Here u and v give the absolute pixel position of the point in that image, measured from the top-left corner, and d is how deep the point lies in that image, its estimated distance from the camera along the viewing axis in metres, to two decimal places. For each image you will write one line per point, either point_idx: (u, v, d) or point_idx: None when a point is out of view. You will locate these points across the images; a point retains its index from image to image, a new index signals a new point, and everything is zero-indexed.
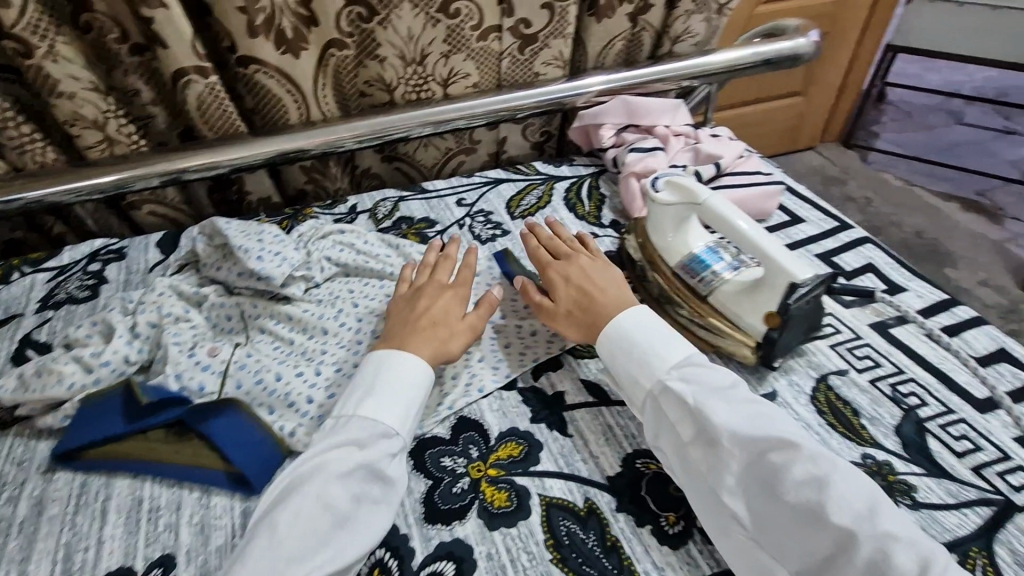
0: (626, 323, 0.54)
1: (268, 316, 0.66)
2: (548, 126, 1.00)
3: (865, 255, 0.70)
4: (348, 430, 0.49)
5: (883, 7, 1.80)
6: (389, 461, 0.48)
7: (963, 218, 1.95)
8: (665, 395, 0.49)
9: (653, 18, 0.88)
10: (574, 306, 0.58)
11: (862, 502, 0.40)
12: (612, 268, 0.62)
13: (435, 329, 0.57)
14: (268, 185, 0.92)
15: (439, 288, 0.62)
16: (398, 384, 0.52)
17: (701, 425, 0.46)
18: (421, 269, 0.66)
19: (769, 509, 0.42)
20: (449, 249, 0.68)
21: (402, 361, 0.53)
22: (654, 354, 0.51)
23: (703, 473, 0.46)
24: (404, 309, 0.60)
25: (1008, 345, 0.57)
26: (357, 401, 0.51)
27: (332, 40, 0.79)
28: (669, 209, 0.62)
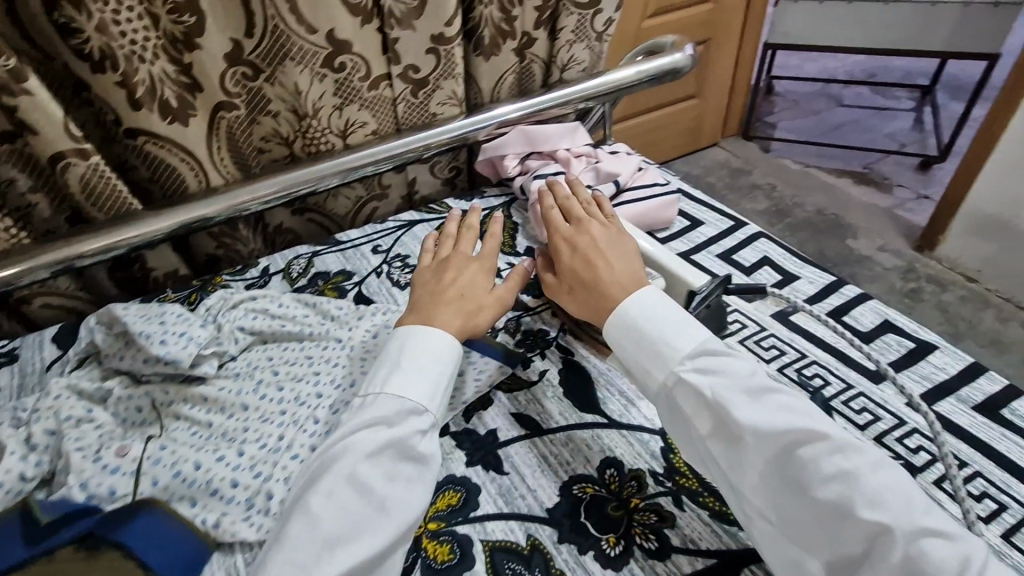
0: (633, 305, 0.53)
1: (182, 401, 0.63)
2: (455, 161, 1.01)
3: (760, 249, 0.75)
4: (380, 405, 0.51)
5: (754, 12, 1.97)
6: (419, 437, 0.50)
7: (856, 192, 2.12)
8: (680, 388, 0.49)
9: (538, 50, 0.92)
10: (580, 286, 0.58)
11: (893, 495, 0.41)
12: (625, 243, 0.61)
13: (459, 302, 0.60)
14: (173, 259, 0.88)
15: (463, 260, 0.65)
16: (423, 358, 0.54)
17: (721, 419, 0.46)
18: (443, 241, 0.69)
19: (796, 503, 0.43)
20: (471, 222, 0.70)
21: (432, 333, 0.55)
22: (665, 343, 0.50)
23: (725, 468, 0.47)
24: (431, 281, 0.63)
25: (891, 318, 0.63)
26: (386, 376, 0.53)
27: (220, 102, 0.76)
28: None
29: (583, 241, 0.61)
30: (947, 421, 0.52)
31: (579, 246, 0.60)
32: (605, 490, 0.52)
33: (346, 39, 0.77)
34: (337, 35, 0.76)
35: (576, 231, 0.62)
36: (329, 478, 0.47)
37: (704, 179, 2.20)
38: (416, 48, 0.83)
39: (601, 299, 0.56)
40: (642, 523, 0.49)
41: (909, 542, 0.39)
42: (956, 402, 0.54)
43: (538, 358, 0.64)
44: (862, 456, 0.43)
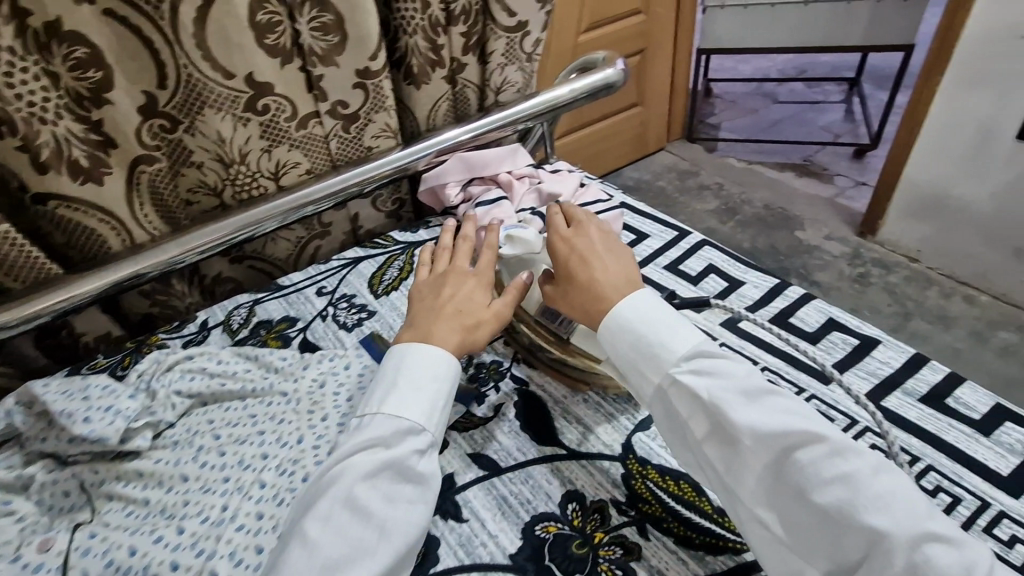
0: (627, 308, 0.53)
1: (114, 479, 0.58)
2: (398, 192, 0.99)
3: (705, 257, 0.75)
4: (378, 424, 0.51)
5: (683, 21, 2.04)
6: (417, 457, 0.50)
7: (799, 184, 2.19)
8: (674, 388, 0.49)
9: (469, 75, 0.92)
10: (573, 286, 0.57)
11: (893, 498, 0.40)
12: (619, 246, 0.59)
13: (458, 316, 0.58)
14: (102, 322, 0.82)
15: (458, 271, 0.63)
16: (421, 376, 0.53)
17: (717, 421, 0.46)
18: (439, 252, 0.67)
19: (795, 507, 0.43)
20: (468, 233, 0.68)
21: (430, 350, 0.55)
22: (661, 345, 0.50)
23: (723, 472, 0.46)
24: (428, 295, 0.61)
25: (835, 315, 0.64)
26: (383, 395, 0.53)
27: (139, 156, 0.72)
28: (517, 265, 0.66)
29: (578, 242, 0.59)
30: (896, 416, 0.53)
31: (575, 245, 0.59)
32: (568, 526, 0.50)
33: (267, 82, 0.75)
34: (257, 77, 0.74)
35: (572, 231, 0.61)
36: (327, 502, 0.46)
37: (654, 184, 2.24)
38: (343, 84, 0.81)
39: (596, 301, 0.55)
40: (607, 558, 0.48)
41: (909, 550, 0.39)
42: (903, 396, 0.55)
43: (493, 392, 0.62)
44: (861, 459, 0.42)
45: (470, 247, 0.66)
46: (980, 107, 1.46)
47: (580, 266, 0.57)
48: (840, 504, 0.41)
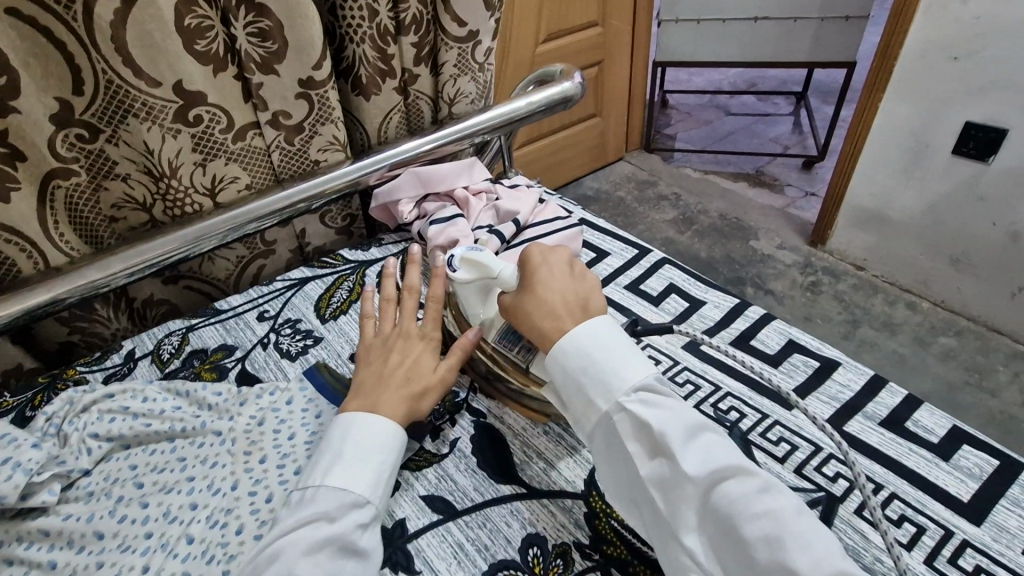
0: (582, 331, 0.49)
1: (14, 541, 0.51)
2: (348, 208, 0.94)
3: (665, 276, 0.74)
4: (319, 498, 0.47)
5: (640, 33, 2.06)
6: (360, 533, 0.46)
7: (752, 195, 2.25)
8: (622, 417, 0.46)
9: (422, 86, 0.88)
10: (531, 299, 0.53)
11: (816, 536, 0.40)
12: (591, 271, 0.56)
13: (405, 383, 0.55)
14: (12, 354, 0.74)
15: (406, 332, 0.60)
16: (367, 446, 0.49)
17: (662, 450, 0.44)
18: (384, 307, 0.63)
19: (727, 542, 0.41)
20: (411, 282, 0.64)
21: (375, 424, 0.51)
22: (611, 372, 0.47)
23: (659, 508, 0.44)
24: (373, 359, 0.58)
25: (795, 336, 0.63)
26: (326, 466, 0.48)
27: (52, 170, 0.65)
28: (470, 286, 0.59)
29: (550, 258, 0.56)
30: (858, 442, 0.52)
31: (547, 261, 0.55)
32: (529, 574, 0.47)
33: (198, 91, 0.69)
34: (187, 86, 0.68)
35: (548, 247, 0.57)
36: None
37: (614, 194, 2.25)
38: (285, 93, 0.75)
39: (550, 320, 0.51)
40: None
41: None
42: (864, 420, 0.54)
43: (449, 426, 0.59)
44: (788, 496, 0.41)
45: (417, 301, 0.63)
46: (916, 125, 1.53)
47: (541, 281, 0.54)
48: (768, 540, 0.39)
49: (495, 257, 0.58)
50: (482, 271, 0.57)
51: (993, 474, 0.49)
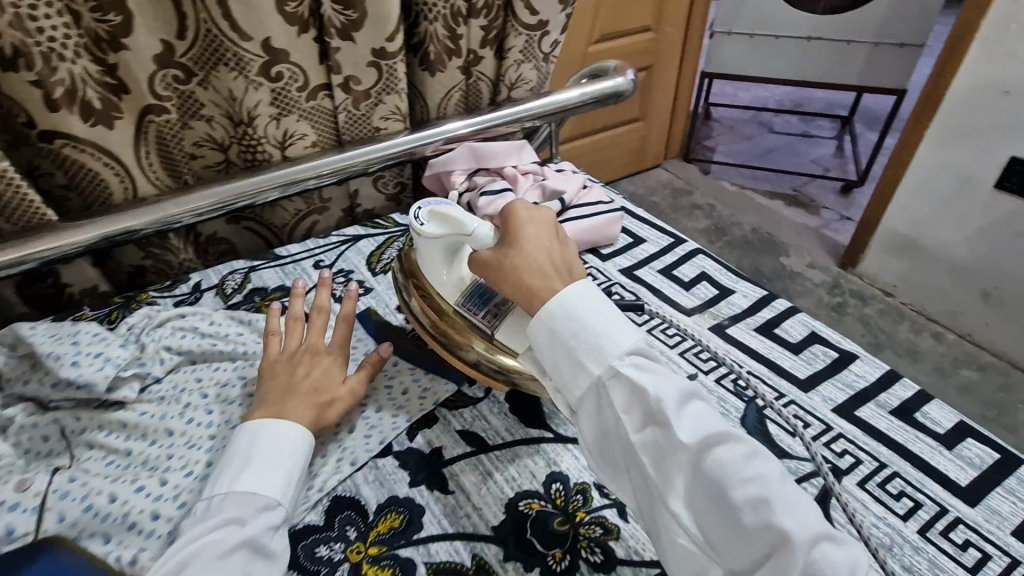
0: (570, 293, 0.49)
1: (96, 428, 0.57)
2: (401, 176, 0.99)
3: (698, 264, 0.78)
4: (227, 507, 0.46)
5: (692, 42, 2.08)
6: (271, 535, 0.46)
7: (786, 212, 2.26)
8: (615, 382, 0.45)
9: (485, 69, 0.94)
10: (518, 258, 0.52)
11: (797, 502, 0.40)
12: (571, 237, 0.57)
13: (309, 399, 0.55)
14: (91, 274, 0.81)
15: (313, 348, 0.59)
16: (277, 450, 0.50)
17: (655, 414, 0.43)
18: (290, 323, 0.61)
19: (716, 505, 0.41)
20: (319, 299, 0.63)
21: (282, 434, 0.51)
22: (604, 337, 0.47)
23: (649, 472, 0.43)
24: (277, 374, 0.56)
25: (818, 328, 0.67)
26: (233, 475, 0.48)
27: (149, 106, 0.73)
28: (435, 243, 0.60)
29: (534, 217, 0.55)
30: (868, 427, 0.56)
31: (531, 220, 0.54)
32: (551, 505, 0.51)
33: (282, 49, 0.75)
34: (274, 43, 0.74)
35: (531, 206, 0.56)
36: None
37: (648, 199, 2.27)
38: (358, 60, 0.80)
39: (539, 280, 0.50)
40: (587, 536, 0.49)
41: (809, 549, 0.38)
42: (875, 407, 0.58)
43: None
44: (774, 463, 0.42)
45: (325, 318, 0.62)
46: (959, 156, 1.53)
47: (528, 240, 0.53)
48: (755, 504, 0.40)
49: (464, 213, 0.59)
50: (452, 226, 0.59)
51: (993, 465, 0.52)
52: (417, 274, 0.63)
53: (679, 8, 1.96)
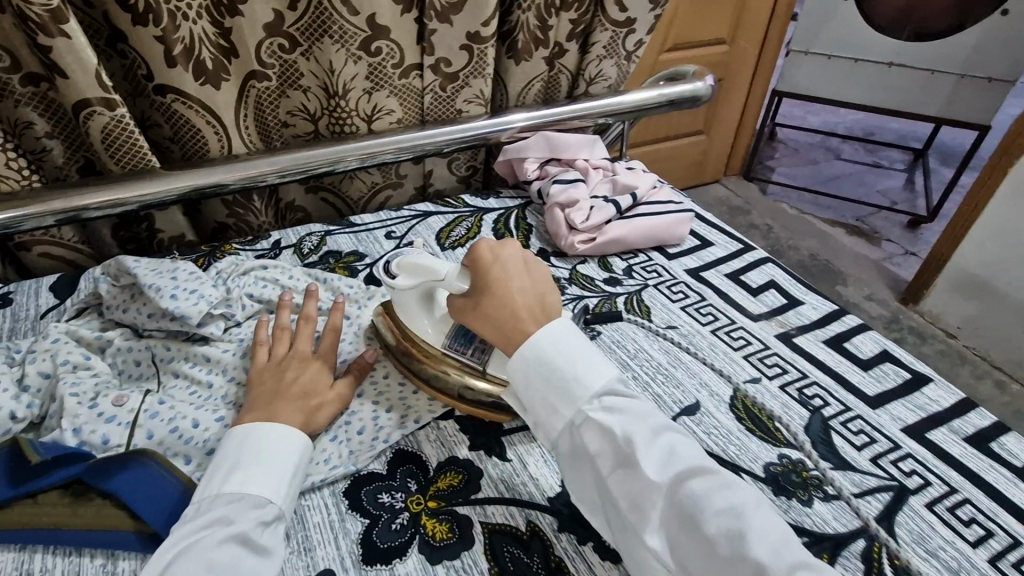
0: (546, 335, 0.50)
1: (183, 359, 0.61)
2: (474, 160, 1.02)
3: (767, 272, 0.77)
4: (215, 507, 0.44)
5: (767, 58, 2.04)
6: (262, 531, 0.44)
7: (847, 241, 2.18)
8: (587, 425, 0.46)
9: (567, 61, 0.95)
10: (493, 300, 0.53)
11: (772, 530, 0.40)
12: (542, 267, 0.57)
13: (301, 402, 0.53)
14: (181, 223, 0.85)
15: (302, 356, 0.57)
16: (269, 450, 0.48)
17: (622, 454, 0.44)
18: (276, 335, 0.60)
19: (691, 538, 0.40)
20: (308, 308, 0.62)
21: (274, 435, 0.48)
22: (575, 378, 0.48)
23: (624, 510, 0.43)
24: (264, 381, 0.54)
25: (890, 348, 0.65)
26: (221, 478, 0.46)
27: (253, 72, 0.78)
28: (410, 291, 0.59)
29: (502, 256, 0.55)
30: (940, 450, 0.54)
31: (500, 259, 0.55)
32: None
33: (385, 25, 0.78)
34: (378, 19, 0.77)
35: (500, 244, 0.57)
36: None
37: None
38: (451, 43, 0.83)
39: (513, 324, 0.51)
40: None
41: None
42: (949, 432, 0.56)
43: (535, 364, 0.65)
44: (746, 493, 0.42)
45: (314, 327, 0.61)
46: None
47: (501, 280, 0.53)
48: (729, 535, 0.39)
49: (435, 260, 0.58)
50: (424, 275, 0.58)
51: None
52: (396, 315, 0.62)
53: (757, 22, 1.92)
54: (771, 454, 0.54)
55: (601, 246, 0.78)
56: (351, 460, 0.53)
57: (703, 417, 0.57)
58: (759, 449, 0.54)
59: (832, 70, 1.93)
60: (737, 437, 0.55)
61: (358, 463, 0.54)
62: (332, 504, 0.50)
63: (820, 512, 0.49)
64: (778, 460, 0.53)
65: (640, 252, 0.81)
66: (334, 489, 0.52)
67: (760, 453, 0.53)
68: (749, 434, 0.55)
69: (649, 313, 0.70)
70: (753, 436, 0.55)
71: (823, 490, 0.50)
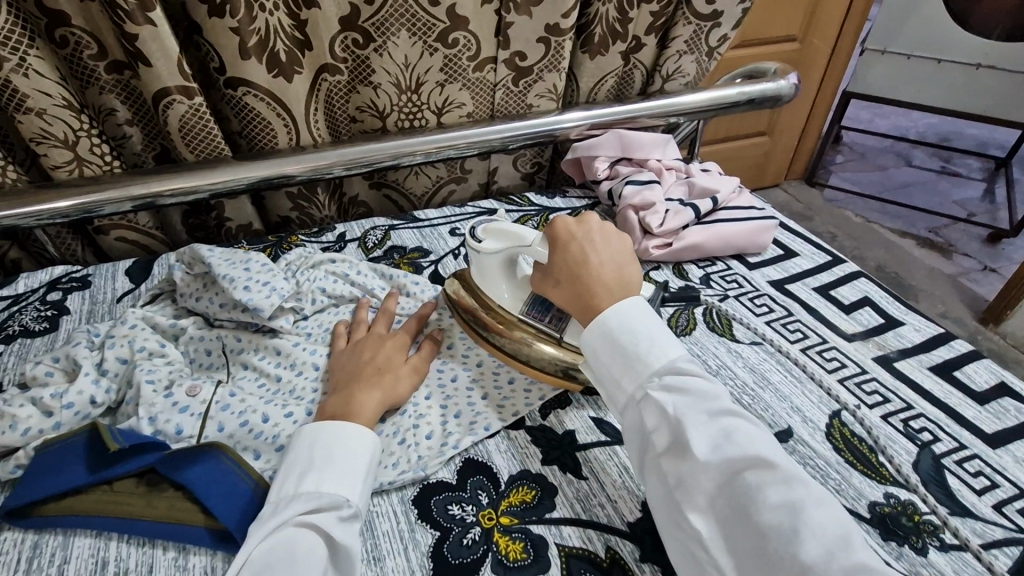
0: (616, 308, 0.48)
1: (253, 350, 0.61)
2: (539, 157, 0.99)
3: (860, 288, 0.71)
4: (293, 505, 0.43)
5: (840, 57, 1.92)
6: (340, 527, 0.42)
7: (918, 253, 2.05)
8: (645, 402, 0.44)
9: (644, 56, 0.91)
10: (566, 275, 0.53)
11: (835, 532, 0.35)
12: (623, 241, 0.55)
13: (377, 381, 0.54)
14: (249, 212, 0.85)
15: (378, 337, 0.59)
16: (343, 447, 0.46)
17: (675, 435, 0.41)
18: (355, 326, 0.62)
19: (738, 532, 0.37)
20: (387, 304, 0.64)
21: (344, 430, 0.47)
22: (635, 353, 0.45)
23: (673, 486, 0.41)
24: (344, 364, 0.56)
25: (1008, 380, 0.59)
26: (297, 476, 0.45)
27: (326, 65, 0.77)
28: (494, 256, 0.61)
29: (581, 232, 0.55)
30: None
31: (575, 233, 0.54)
32: None
33: (464, 16, 0.76)
34: (457, 10, 0.75)
35: (575, 219, 0.56)
36: None
37: None
38: (528, 35, 0.80)
39: (589, 297, 0.50)
40: None
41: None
42: None
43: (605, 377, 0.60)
44: (808, 486, 0.37)
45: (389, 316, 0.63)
46: None
47: (573, 255, 0.53)
48: (778, 532, 0.35)
49: (520, 227, 0.60)
50: (511, 239, 0.60)
51: None
52: (472, 286, 0.63)
53: (833, 18, 1.81)
54: (876, 492, 0.49)
55: (677, 252, 0.74)
56: (420, 465, 0.52)
57: (797, 445, 0.52)
58: (863, 485, 0.49)
59: (911, 69, 1.76)
60: (836, 469, 0.50)
61: (427, 469, 0.52)
62: (400, 512, 0.49)
63: (937, 563, 0.44)
64: (885, 500, 0.48)
65: (718, 259, 0.76)
66: (403, 495, 0.50)
67: (865, 491, 0.48)
68: (850, 468, 0.50)
69: (731, 326, 0.65)
70: (855, 470, 0.50)
71: (940, 538, 0.45)
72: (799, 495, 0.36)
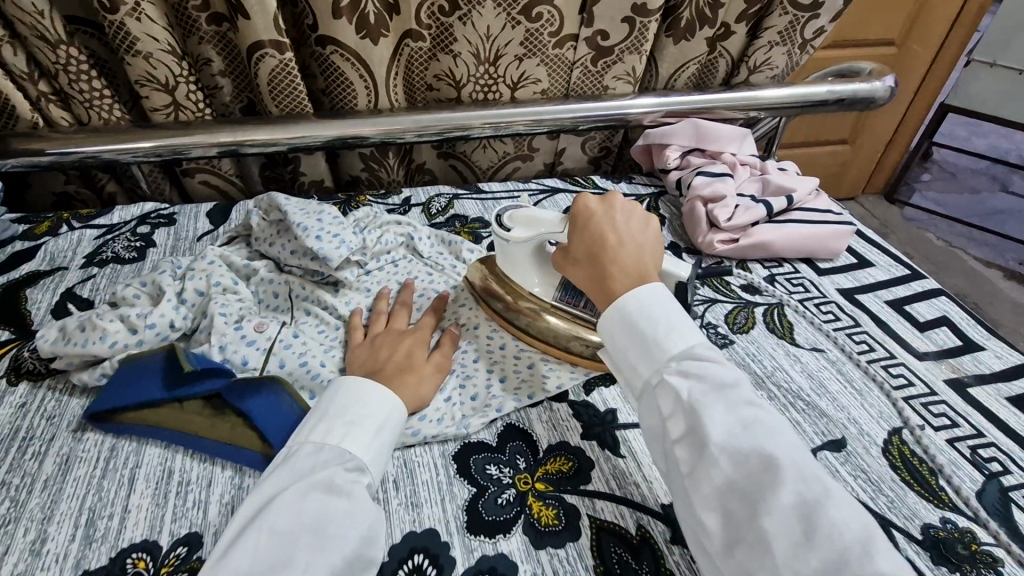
0: (637, 295, 0.46)
1: (317, 298, 0.63)
2: (608, 141, 0.98)
3: (939, 307, 0.67)
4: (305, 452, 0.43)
5: (942, 66, 1.78)
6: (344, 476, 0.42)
7: (1004, 285, 1.89)
8: (661, 388, 0.42)
9: (732, 45, 0.88)
10: (584, 253, 0.51)
11: (847, 536, 0.34)
12: (644, 223, 0.53)
13: (402, 380, 0.50)
14: (323, 169, 0.88)
15: (395, 334, 0.56)
16: (360, 401, 0.46)
17: (692, 422, 0.39)
18: (374, 318, 0.59)
19: (742, 530, 0.35)
20: (403, 295, 0.62)
21: (370, 392, 0.47)
22: (653, 340, 0.44)
23: (685, 474, 0.39)
24: (362, 358, 0.53)
25: None
26: (311, 424, 0.45)
27: (410, 30, 0.78)
28: (522, 245, 0.59)
29: (605, 211, 0.52)
30: None
31: (594, 213, 0.52)
32: None
33: None
34: None
35: (598, 198, 0.54)
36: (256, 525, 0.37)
37: None
38: (614, 14, 0.79)
39: (611, 280, 0.48)
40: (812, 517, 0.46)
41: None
42: None
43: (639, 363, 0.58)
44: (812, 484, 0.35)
45: (406, 312, 0.60)
46: None
47: (594, 232, 0.51)
48: (784, 536, 0.34)
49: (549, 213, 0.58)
50: (540, 228, 0.58)
51: None
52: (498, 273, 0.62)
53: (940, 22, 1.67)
54: (932, 515, 0.46)
55: (742, 248, 0.71)
56: (464, 423, 0.53)
57: (849, 456, 0.50)
58: (919, 507, 0.47)
59: None
60: (890, 486, 0.48)
61: (469, 428, 0.53)
62: (440, 465, 0.50)
63: None
64: (941, 524, 0.45)
65: (786, 261, 0.73)
66: (444, 449, 0.52)
67: (920, 512, 0.46)
68: (905, 487, 0.48)
69: (793, 328, 0.63)
70: (910, 490, 0.48)
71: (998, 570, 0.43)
72: (814, 494, 0.35)
